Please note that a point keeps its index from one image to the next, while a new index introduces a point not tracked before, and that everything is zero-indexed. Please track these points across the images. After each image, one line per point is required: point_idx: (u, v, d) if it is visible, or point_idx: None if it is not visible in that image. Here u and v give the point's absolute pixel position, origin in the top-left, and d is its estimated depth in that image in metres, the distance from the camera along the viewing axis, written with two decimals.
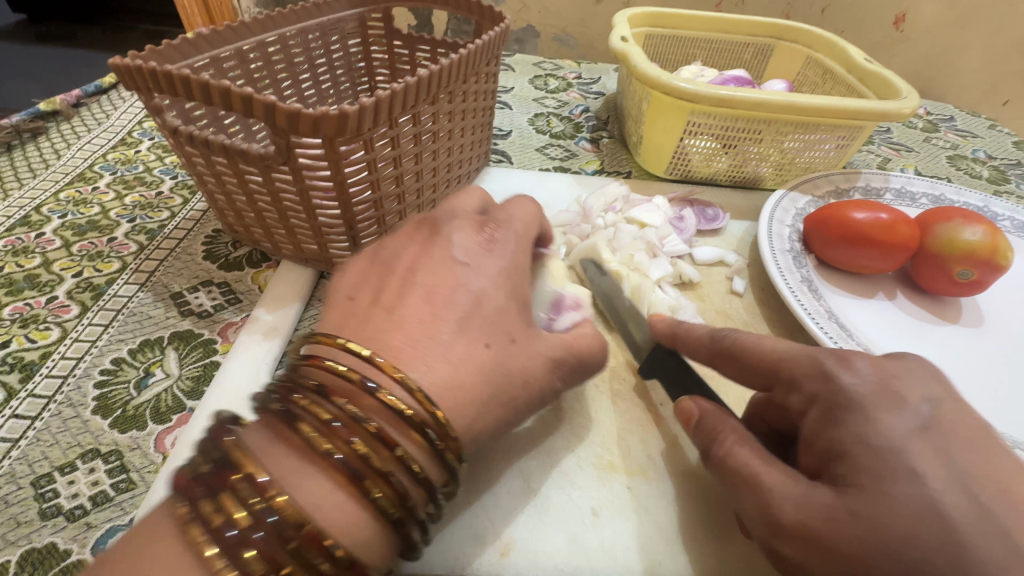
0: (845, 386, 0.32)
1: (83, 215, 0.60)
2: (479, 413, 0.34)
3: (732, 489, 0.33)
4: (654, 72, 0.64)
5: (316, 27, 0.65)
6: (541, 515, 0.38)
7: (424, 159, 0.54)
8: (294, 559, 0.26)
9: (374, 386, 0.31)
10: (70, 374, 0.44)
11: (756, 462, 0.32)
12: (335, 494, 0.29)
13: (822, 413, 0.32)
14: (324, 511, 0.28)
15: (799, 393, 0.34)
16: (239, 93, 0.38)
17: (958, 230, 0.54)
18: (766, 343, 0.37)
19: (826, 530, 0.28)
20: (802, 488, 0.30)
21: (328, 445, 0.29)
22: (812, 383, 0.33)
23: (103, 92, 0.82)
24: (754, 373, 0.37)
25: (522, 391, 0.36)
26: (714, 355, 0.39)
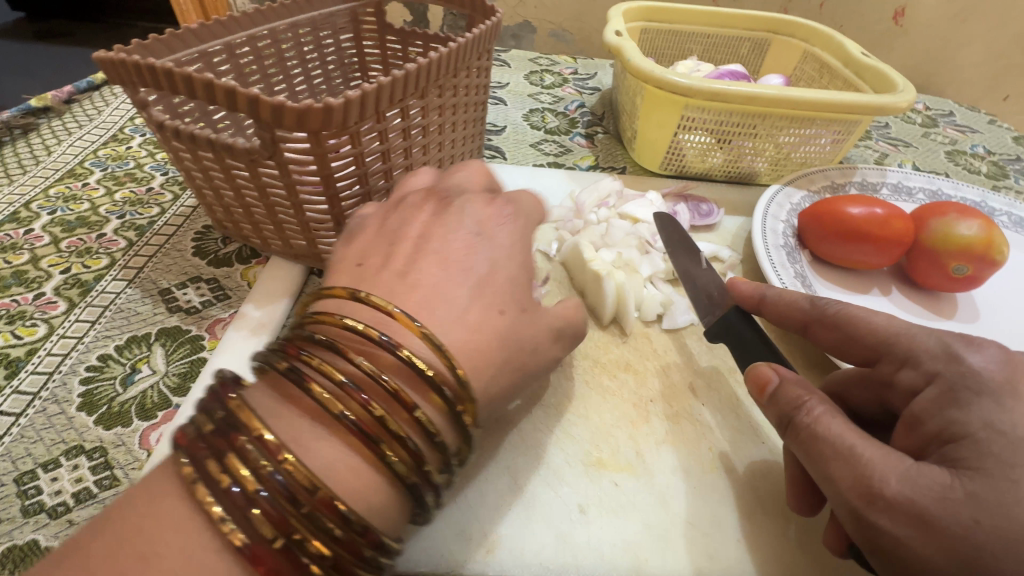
0: (973, 368, 0.32)
1: (72, 211, 0.60)
2: (494, 376, 0.35)
3: (820, 460, 0.31)
4: (648, 66, 0.63)
5: (307, 22, 0.65)
6: (528, 512, 0.38)
7: (414, 154, 0.53)
8: (308, 524, 0.25)
9: (392, 344, 0.31)
10: (55, 370, 0.44)
11: (852, 433, 0.31)
12: (348, 455, 0.28)
13: (943, 393, 0.32)
14: (338, 474, 0.27)
15: (912, 368, 0.34)
16: (223, 86, 0.37)
17: (953, 225, 0.53)
18: (877, 316, 0.38)
19: (939, 509, 0.27)
20: (910, 465, 0.29)
21: (344, 406, 0.29)
22: (933, 362, 0.33)
23: (95, 88, 0.82)
24: (859, 342, 0.38)
25: (530, 357, 0.38)
26: (814, 322, 0.42)
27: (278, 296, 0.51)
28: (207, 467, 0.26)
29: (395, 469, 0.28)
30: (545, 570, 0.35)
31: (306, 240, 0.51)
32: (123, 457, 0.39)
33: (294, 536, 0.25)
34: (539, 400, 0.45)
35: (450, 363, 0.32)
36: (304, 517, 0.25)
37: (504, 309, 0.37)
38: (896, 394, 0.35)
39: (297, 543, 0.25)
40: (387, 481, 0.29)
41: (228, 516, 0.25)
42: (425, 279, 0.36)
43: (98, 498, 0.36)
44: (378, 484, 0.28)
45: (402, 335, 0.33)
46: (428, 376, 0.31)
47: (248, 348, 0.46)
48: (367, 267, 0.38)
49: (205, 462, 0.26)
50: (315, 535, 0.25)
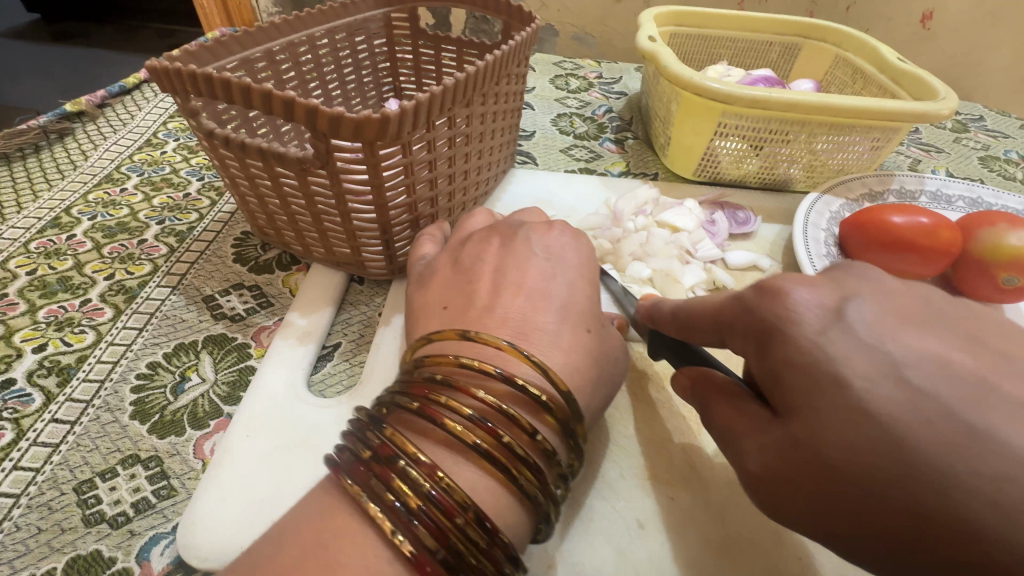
0: (758, 313, 0.30)
1: (112, 216, 0.60)
2: (591, 394, 0.38)
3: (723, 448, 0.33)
4: (686, 73, 0.63)
5: (344, 27, 0.65)
6: (585, 527, 0.38)
7: (457, 162, 0.53)
8: (460, 533, 0.28)
9: (510, 377, 0.34)
10: (106, 378, 0.44)
11: (734, 415, 0.33)
12: (482, 478, 0.31)
13: (754, 345, 0.31)
14: (478, 493, 0.30)
15: (733, 334, 0.33)
16: (281, 97, 0.37)
17: (1003, 235, 0.53)
18: (710, 298, 0.36)
19: (784, 467, 0.28)
20: (763, 430, 0.30)
21: (474, 436, 0.31)
22: (737, 320, 0.32)
23: (126, 93, 0.82)
24: (704, 328, 0.36)
25: (614, 369, 0.41)
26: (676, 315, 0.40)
27: (321, 304, 0.50)
28: (373, 487, 0.29)
29: (526, 490, 0.31)
30: None
31: (350, 248, 0.50)
32: (179, 467, 0.39)
33: (450, 547, 0.28)
34: None
35: (559, 387, 0.34)
36: (458, 534, 0.28)
37: (590, 328, 0.40)
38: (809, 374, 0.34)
39: (455, 560, 0.27)
40: (518, 503, 0.32)
41: (396, 530, 0.27)
42: (513, 313, 0.39)
43: (157, 509, 0.36)
44: (511, 504, 0.31)
45: (512, 366, 0.36)
46: (546, 403, 0.34)
47: (297, 357, 0.46)
48: (454, 308, 0.41)
49: (369, 485, 0.29)
50: (467, 553, 0.28)
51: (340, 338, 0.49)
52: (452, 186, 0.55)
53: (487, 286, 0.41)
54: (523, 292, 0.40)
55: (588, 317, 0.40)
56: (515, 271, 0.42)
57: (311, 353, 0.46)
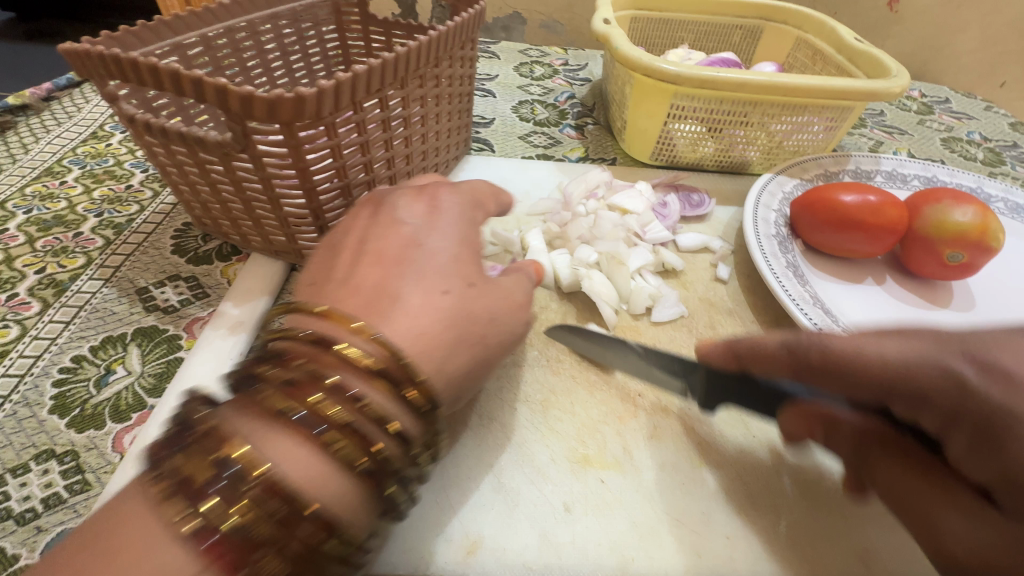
0: (985, 399, 0.27)
1: (49, 210, 0.59)
2: (451, 356, 0.35)
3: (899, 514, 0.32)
4: (636, 54, 0.62)
5: (288, 13, 0.63)
6: (511, 511, 0.37)
7: (396, 146, 0.52)
8: (250, 506, 0.26)
9: (331, 343, 0.31)
10: (27, 373, 0.42)
11: (912, 483, 0.32)
12: (297, 447, 0.28)
13: (970, 434, 0.28)
14: (288, 464, 0.27)
15: (928, 409, 0.29)
16: (189, 76, 0.36)
17: (948, 211, 0.52)
18: (874, 352, 0.31)
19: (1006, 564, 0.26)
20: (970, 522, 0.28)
21: (285, 402, 0.29)
22: (944, 399, 0.28)
23: (74, 85, 0.80)
24: (861, 388, 0.32)
25: (491, 331, 0.37)
26: (802, 359, 0.34)
27: (257, 294, 0.49)
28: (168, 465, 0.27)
29: (346, 457, 0.28)
30: (527, 571, 0.34)
31: (285, 236, 0.49)
32: (95, 461, 0.38)
33: (241, 518, 0.25)
34: (525, 396, 0.44)
35: (395, 347, 0.32)
36: (249, 502, 0.26)
37: (449, 290, 0.36)
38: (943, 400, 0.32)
39: (245, 531, 0.25)
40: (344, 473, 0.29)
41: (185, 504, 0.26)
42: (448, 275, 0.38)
43: (68, 504, 0.35)
44: (338, 473, 0.28)
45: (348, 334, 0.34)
46: (369, 364, 0.31)
47: (226, 348, 0.44)
48: None
49: (159, 467, 0.27)
50: (259, 525, 0.25)
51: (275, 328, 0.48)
52: (393, 171, 0.54)
53: (349, 254, 0.39)
54: (384, 261, 0.38)
55: (449, 278, 0.37)
56: (377, 238, 0.39)
57: (242, 344, 0.45)
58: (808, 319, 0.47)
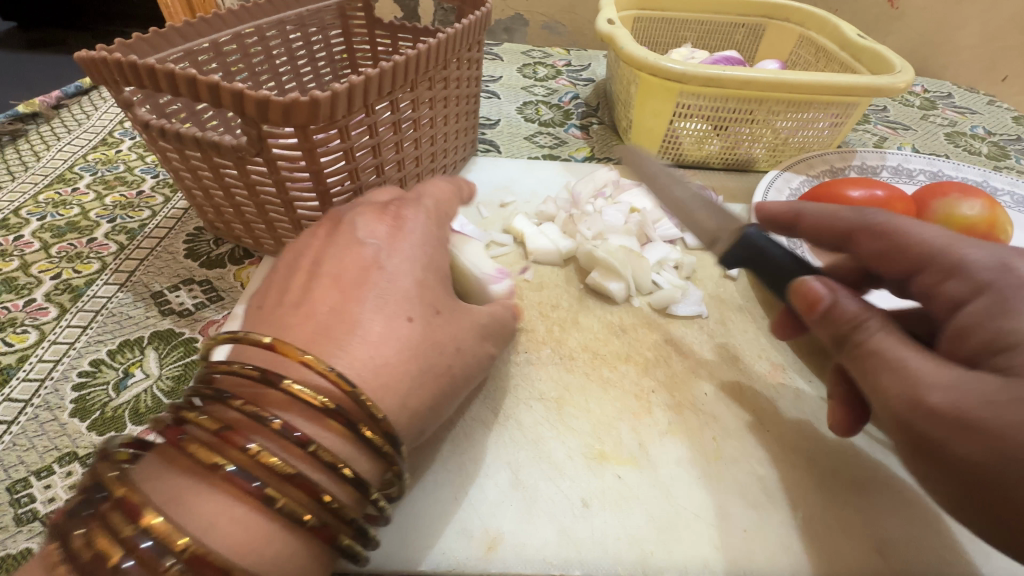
0: None
1: (62, 216, 0.59)
2: (414, 389, 0.33)
3: (869, 376, 0.31)
4: (641, 53, 0.62)
5: (294, 18, 0.64)
6: (530, 508, 0.37)
7: (406, 148, 0.52)
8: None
9: (277, 380, 0.30)
10: (47, 377, 0.43)
11: (905, 351, 0.30)
12: (231, 508, 0.27)
13: (992, 302, 0.30)
14: (216, 530, 0.26)
15: (959, 279, 0.32)
16: (206, 81, 0.36)
17: (955, 205, 0.53)
18: (917, 231, 0.35)
19: (988, 414, 0.26)
20: (958, 375, 0.28)
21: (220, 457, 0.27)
22: (986, 274, 0.31)
23: (83, 93, 0.81)
24: (901, 253, 0.36)
25: (456, 360, 0.36)
26: (860, 230, 0.39)
27: None
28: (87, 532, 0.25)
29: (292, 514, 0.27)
30: (548, 567, 0.35)
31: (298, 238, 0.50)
32: None
33: None
34: (539, 394, 0.44)
35: (347, 389, 0.30)
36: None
37: (414, 316, 0.35)
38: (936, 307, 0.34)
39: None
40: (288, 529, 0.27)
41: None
42: None
43: None
44: (278, 533, 0.27)
45: (296, 370, 0.32)
46: (319, 405, 0.29)
47: None
48: None
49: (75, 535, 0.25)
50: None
51: None
52: (403, 173, 0.54)
53: (301, 275, 0.37)
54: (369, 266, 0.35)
55: (413, 303, 0.35)
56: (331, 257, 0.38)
57: None
58: None
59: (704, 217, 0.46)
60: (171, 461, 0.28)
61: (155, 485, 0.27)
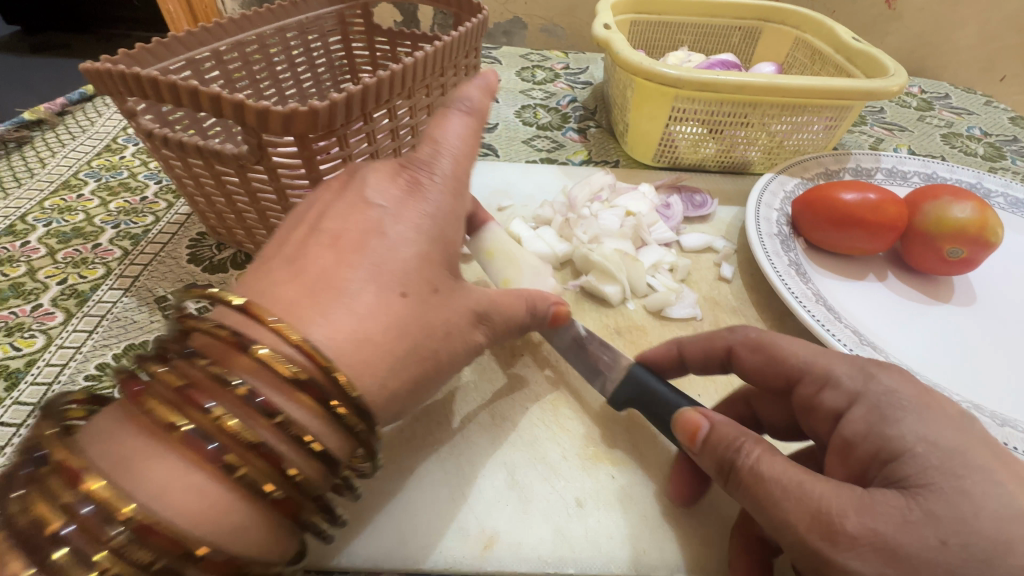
0: (885, 386, 0.33)
1: (68, 222, 0.60)
2: (395, 374, 0.33)
3: (761, 509, 0.29)
4: (636, 59, 0.63)
5: (295, 25, 0.65)
6: (525, 507, 0.38)
7: (403, 154, 0.53)
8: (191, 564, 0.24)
9: (250, 344, 0.29)
10: (54, 381, 0.44)
11: (795, 474, 0.29)
12: (186, 474, 0.26)
13: (867, 410, 0.32)
14: (169, 497, 0.25)
15: (833, 388, 0.34)
16: (207, 93, 0.37)
17: (947, 208, 0.53)
18: (784, 341, 0.38)
19: (900, 535, 0.26)
20: (857, 494, 0.28)
21: (181, 417, 0.26)
22: (852, 382, 0.34)
23: (87, 100, 0.82)
24: (774, 370, 0.38)
25: (465, 356, 0.37)
26: (736, 344, 0.40)
27: None
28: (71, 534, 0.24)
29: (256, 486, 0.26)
30: (542, 564, 0.35)
31: None
32: None
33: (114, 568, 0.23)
34: (536, 396, 0.45)
35: (321, 363, 0.29)
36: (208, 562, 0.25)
37: (408, 292, 0.34)
38: (818, 418, 0.35)
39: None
40: (244, 500, 0.27)
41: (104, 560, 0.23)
42: None
43: None
44: (235, 503, 0.26)
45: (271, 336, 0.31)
46: (293, 375, 0.28)
47: None
48: None
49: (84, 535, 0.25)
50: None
51: None
52: None
53: (303, 233, 0.35)
54: None
55: (409, 280, 0.34)
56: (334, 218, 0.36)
57: None
58: (810, 314, 0.48)
59: (596, 353, 0.44)
60: (129, 416, 0.27)
61: (101, 448, 0.26)
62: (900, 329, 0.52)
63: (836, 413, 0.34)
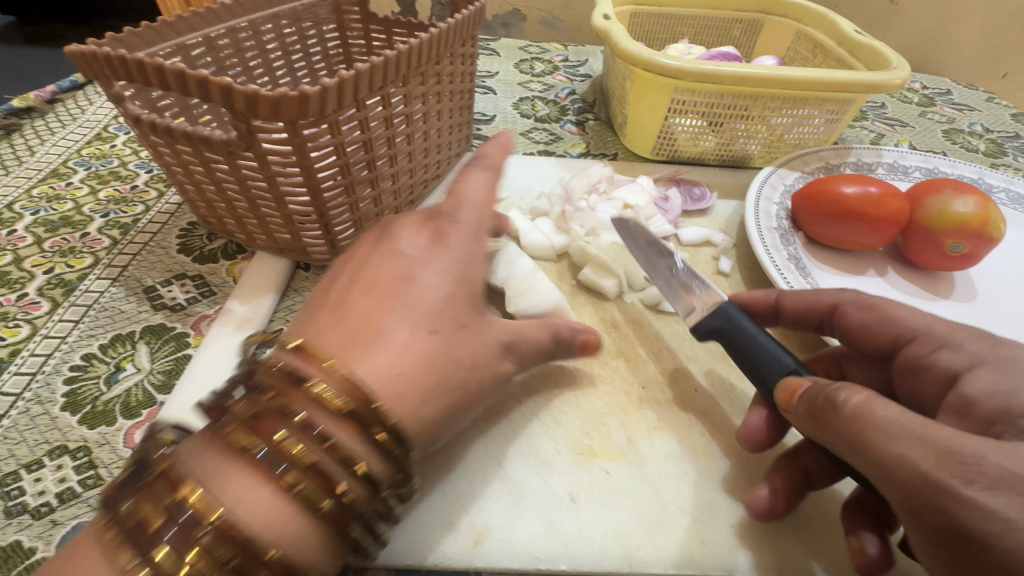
0: (1012, 354, 0.31)
1: (56, 211, 0.59)
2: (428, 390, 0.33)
3: (871, 444, 0.27)
4: (636, 49, 0.62)
5: (288, 13, 0.63)
6: (518, 502, 0.38)
7: (398, 144, 0.52)
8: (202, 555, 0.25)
9: (306, 380, 0.30)
10: (38, 371, 0.43)
11: (909, 417, 0.27)
12: (257, 487, 0.27)
13: (995, 368, 0.30)
14: (246, 507, 0.27)
15: (953, 350, 0.33)
16: (195, 76, 0.36)
17: (949, 202, 0.53)
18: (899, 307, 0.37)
19: None
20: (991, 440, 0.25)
21: (253, 441, 0.28)
22: (976, 345, 0.32)
23: (78, 88, 0.80)
24: (881, 330, 0.37)
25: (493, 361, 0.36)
26: (845, 302, 0.40)
27: (263, 291, 0.50)
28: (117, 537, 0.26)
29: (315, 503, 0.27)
30: (534, 560, 0.35)
31: (290, 234, 0.50)
32: (107, 456, 0.38)
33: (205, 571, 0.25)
34: (530, 390, 0.44)
35: (364, 395, 0.30)
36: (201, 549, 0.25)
37: (436, 329, 0.34)
38: (929, 378, 0.34)
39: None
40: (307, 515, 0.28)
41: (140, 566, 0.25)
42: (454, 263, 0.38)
43: (82, 498, 0.36)
44: (297, 514, 0.28)
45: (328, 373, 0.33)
46: (341, 406, 0.30)
47: (234, 344, 0.45)
48: None
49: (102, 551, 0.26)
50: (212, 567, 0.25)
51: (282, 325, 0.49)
52: (396, 169, 0.54)
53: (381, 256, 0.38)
54: None
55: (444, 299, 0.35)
56: (351, 267, 0.39)
57: (249, 341, 0.46)
58: None
59: (684, 286, 0.45)
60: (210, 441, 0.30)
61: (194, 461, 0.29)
62: None
63: (950, 373, 0.32)
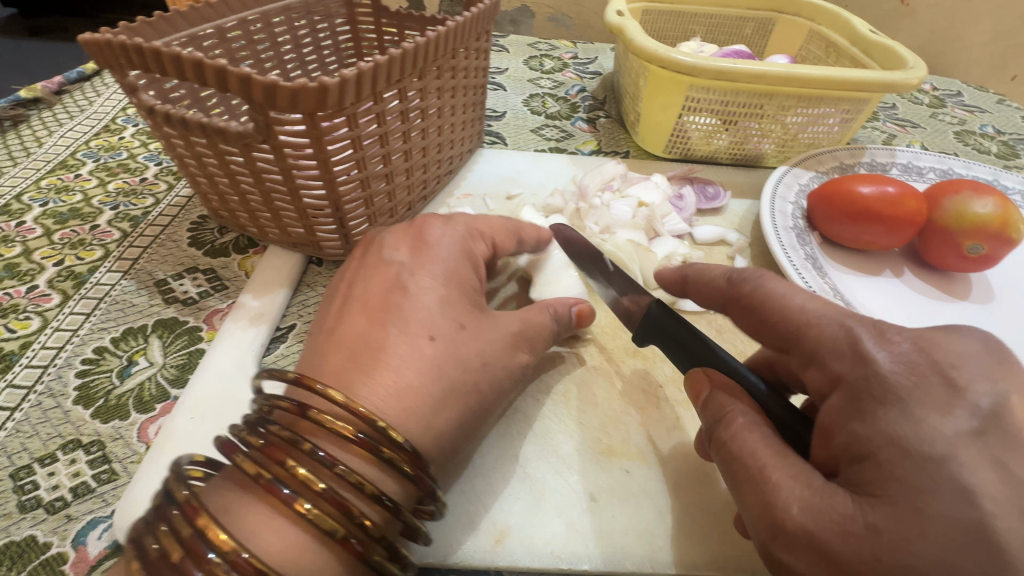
0: (881, 370, 0.27)
1: (65, 203, 0.58)
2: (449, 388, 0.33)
3: (734, 482, 0.30)
4: (651, 45, 0.61)
5: (300, 5, 0.63)
6: (537, 501, 0.37)
7: (413, 138, 0.52)
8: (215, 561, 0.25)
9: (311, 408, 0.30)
10: (51, 364, 0.43)
11: (764, 453, 0.29)
12: (271, 519, 0.27)
13: (847, 398, 0.28)
14: (261, 540, 0.27)
15: (819, 368, 0.30)
16: (213, 66, 0.36)
17: (967, 203, 0.52)
18: (801, 302, 0.32)
19: (837, 542, 0.25)
20: (815, 491, 0.27)
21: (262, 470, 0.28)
22: (840, 362, 0.29)
23: (86, 79, 0.80)
24: (768, 329, 0.34)
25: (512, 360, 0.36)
26: (730, 294, 0.37)
27: (276, 286, 0.50)
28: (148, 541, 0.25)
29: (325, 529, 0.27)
30: (555, 560, 0.34)
31: (304, 228, 0.50)
32: (121, 451, 0.38)
33: None
34: (547, 387, 0.44)
35: (371, 417, 0.29)
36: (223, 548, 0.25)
37: (436, 335, 0.35)
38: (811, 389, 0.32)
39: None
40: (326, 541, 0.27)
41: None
42: None
43: (97, 493, 0.36)
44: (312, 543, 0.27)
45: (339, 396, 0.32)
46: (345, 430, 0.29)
47: (248, 338, 0.45)
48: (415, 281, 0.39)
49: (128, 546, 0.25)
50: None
51: (296, 321, 0.48)
52: (410, 163, 0.53)
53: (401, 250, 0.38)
54: None
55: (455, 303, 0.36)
56: (363, 284, 0.39)
57: (262, 336, 0.46)
58: None
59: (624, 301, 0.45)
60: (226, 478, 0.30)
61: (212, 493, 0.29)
62: (919, 326, 0.51)
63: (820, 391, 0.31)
